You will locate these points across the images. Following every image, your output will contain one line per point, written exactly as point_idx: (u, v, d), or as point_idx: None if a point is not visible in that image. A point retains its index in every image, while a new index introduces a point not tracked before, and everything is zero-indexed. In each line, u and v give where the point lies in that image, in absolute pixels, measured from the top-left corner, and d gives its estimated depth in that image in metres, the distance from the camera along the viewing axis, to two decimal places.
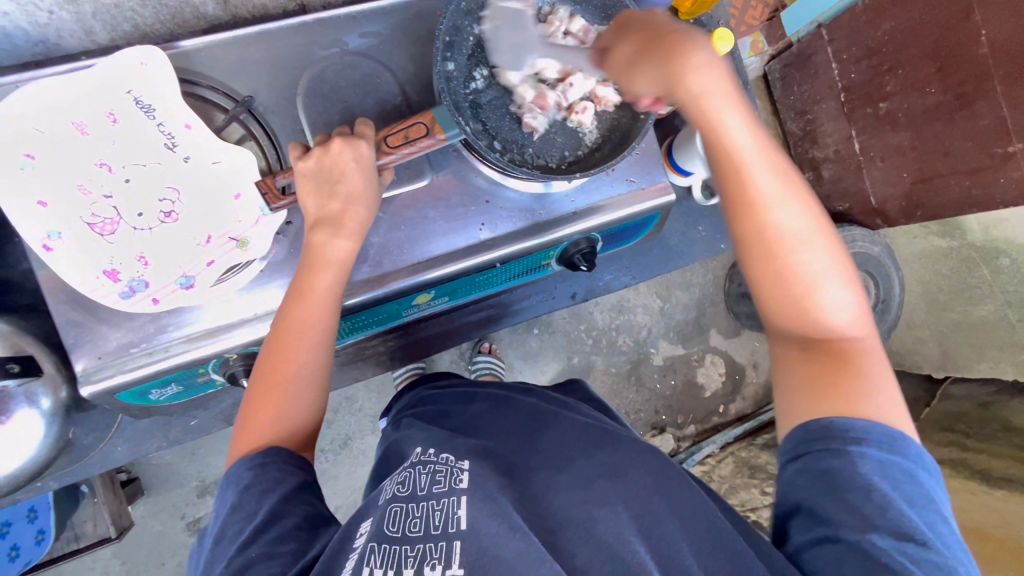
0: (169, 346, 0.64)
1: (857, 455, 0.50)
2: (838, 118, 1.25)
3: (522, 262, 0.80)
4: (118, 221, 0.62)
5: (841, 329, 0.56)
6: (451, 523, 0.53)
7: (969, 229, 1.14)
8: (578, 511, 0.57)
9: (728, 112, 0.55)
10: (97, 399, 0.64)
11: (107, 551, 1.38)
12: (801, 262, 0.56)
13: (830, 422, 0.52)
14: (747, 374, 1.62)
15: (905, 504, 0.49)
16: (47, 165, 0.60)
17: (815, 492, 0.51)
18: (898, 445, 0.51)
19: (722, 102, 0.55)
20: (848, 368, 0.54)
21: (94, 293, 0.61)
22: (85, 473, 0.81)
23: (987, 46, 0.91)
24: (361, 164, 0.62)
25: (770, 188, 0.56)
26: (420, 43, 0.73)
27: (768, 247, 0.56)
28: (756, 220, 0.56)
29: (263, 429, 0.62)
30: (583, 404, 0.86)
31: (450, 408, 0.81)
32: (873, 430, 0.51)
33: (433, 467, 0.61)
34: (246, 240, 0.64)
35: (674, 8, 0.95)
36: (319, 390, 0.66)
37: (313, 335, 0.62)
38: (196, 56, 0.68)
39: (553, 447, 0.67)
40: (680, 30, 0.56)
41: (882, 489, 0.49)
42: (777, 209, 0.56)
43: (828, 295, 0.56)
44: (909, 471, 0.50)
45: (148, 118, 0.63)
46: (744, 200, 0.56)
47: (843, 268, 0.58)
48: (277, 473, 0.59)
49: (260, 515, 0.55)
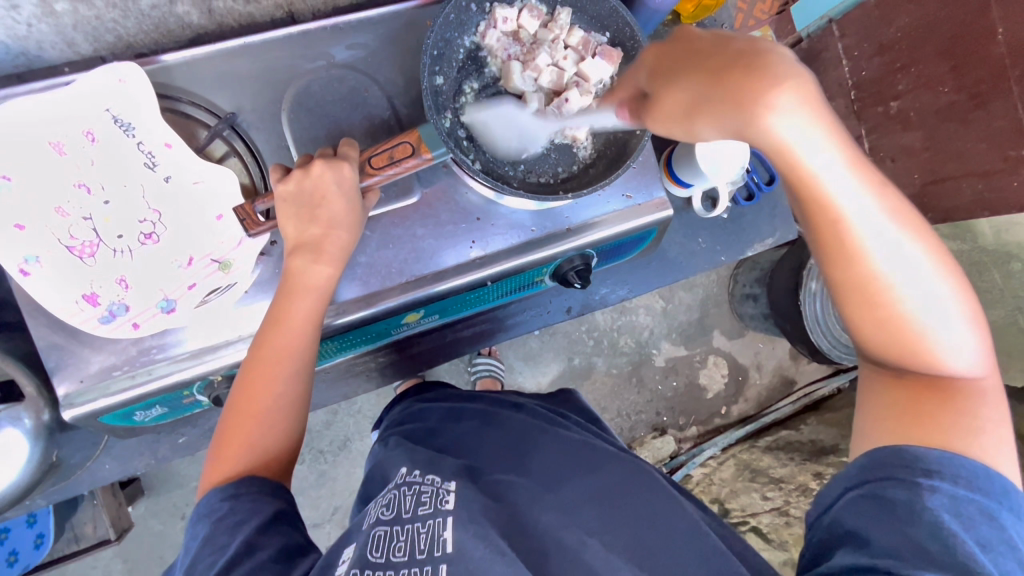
0: (151, 370, 0.62)
1: (926, 491, 0.47)
2: (846, 117, 1.21)
3: (514, 279, 0.78)
4: (97, 244, 0.61)
5: (944, 354, 0.50)
6: (436, 546, 0.53)
7: (982, 232, 1.10)
8: (570, 533, 0.56)
9: (816, 152, 0.44)
10: (80, 422, 0.63)
11: (109, 550, 1.39)
12: (908, 299, 0.49)
13: (903, 453, 0.49)
14: (751, 376, 1.59)
15: (977, 549, 0.46)
16: (23, 186, 0.59)
17: (871, 520, 0.48)
18: (982, 485, 0.47)
19: (812, 140, 0.43)
20: (943, 401, 0.50)
21: (73, 318, 0.60)
22: (73, 490, 0.81)
23: (1004, 46, 0.88)
24: (344, 187, 0.60)
25: (868, 223, 0.47)
26: (410, 54, 0.71)
27: (864, 286, 0.49)
28: (852, 261, 0.48)
29: (238, 459, 0.61)
30: (576, 419, 0.85)
31: (439, 426, 0.79)
32: (949, 468, 0.48)
33: (418, 489, 0.61)
34: (229, 263, 0.63)
35: (676, 11, 0.92)
36: (298, 417, 0.65)
37: (291, 364, 0.61)
38: (177, 71, 0.66)
39: (546, 467, 0.66)
40: (763, 59, 0.42)
41: (955, 532, 0.46)
42: (876, 249, 0.47)
43: (932, 314, 0.49)
44: (998, 514, 0.47)
45: (127, 137, 0.61)
46: (839, 242, 0.48)
47: (952, 296, 0.50)
48: (251, 503, 0.58)
49: (233, 547, 0.54)
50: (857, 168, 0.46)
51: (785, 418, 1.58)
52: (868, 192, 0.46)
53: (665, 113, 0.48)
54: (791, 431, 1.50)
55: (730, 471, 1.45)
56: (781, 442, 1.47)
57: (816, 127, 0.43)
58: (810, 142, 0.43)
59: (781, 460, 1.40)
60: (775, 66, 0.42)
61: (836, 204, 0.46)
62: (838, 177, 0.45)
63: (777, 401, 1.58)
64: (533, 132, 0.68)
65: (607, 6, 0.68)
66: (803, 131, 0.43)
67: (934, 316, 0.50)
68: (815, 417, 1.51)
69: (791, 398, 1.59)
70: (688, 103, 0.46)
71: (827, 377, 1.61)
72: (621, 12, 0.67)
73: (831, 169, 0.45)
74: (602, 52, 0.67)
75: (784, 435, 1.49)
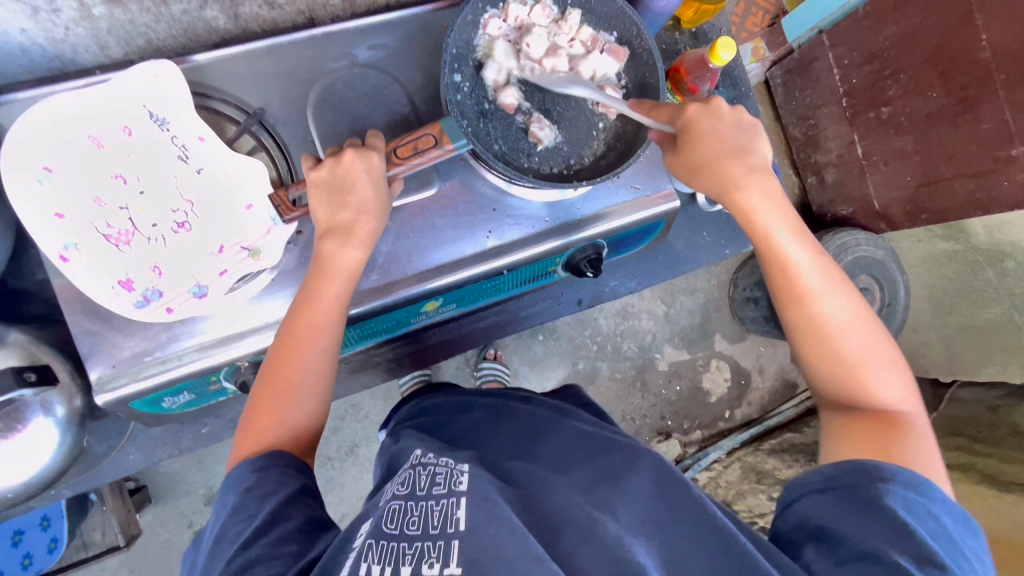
0: (181, 355, 0.64)
1: (884, 490, 0.53)
2: (839, 123, 1.26)
3: (528, 269, 0.80)
4: (132, 232, 0.63)
5: (884, 392, 0.61)
6: (450, 523, 0.53)
7: (973, 232, 1.15)
8: (580, 510, 0.56)
9: (776, 221, 0.64)
10: (111, 407, 0.65)
11: (116, 560, 1.39)
12: (853, 342, 0.63)
13: (864, 466, 0.55)
14: (753, 379, 1.61)
15: (929, 536, 0.51)
16: (64, 176, 0.62)
17: (836, 515, 0.53)
18: (920, 487, 0.54)
19: (768, 210, 0.64)
20: (881, 424, 0.59)
21: (109, 302, 0.62)
22: (95, 482, 0.84)
23: (989, 50, 0.92)
24: (373, 176, 0.63)
25: (823, 289, 0.63)
26: (427, 54, 0.74)
27: (816, 330, 0.63)
28: (807, 308, 0.63)
29: (266, 435, 0.63)
30: (580, 411, 0.85)
31: (449, 418, 0.81)
32: (900, 472, 0.54)
33: (433, 469, 0.62)
34: (258, 250, 0.65)
35: (676, 18, 0.97)
36: (326, 392, 0.67)
37: (321, 342, 0.64)
38: (208, 70, 0.69)
39: (555, 453, 0.67)
40: (736, 144, 0.64)
41: (903, 518, 0.52)
42: (826, 300, 0.63)
43: (869, 360, 0.62)
44: (932, 507, 0.53)
45: (162, 130, 0.64)
46: (791, 290, 0.63)
47: (885, 348, 0.63)
48: (278, 476, 0.60)
49: (261, 517, 0.56)
50: (804, 238, 0.64)
51: (789, 422, 1.59)
52: (816, 260, 0.64)
53: (680, 166, 0.66)
54: (794, 433, 1.52)
55: (737, 473, 1.48)
56: (785, 444, 1.49)
57: (774, 207, 0.64)
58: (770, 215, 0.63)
59: (786, 461, 1.42)
60: (745, 159, 0.64)
61: (794, 268, 0.63)
62: (794, 243, 0.63)
63: (780, 404, 1.59)
64: (541, 126, 0.71)
65: (615, 7, 0.71)
66: (767, 205, 0.64)
67: (874, 366, 0.62)
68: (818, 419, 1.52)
69: (793, 401, 1.60)
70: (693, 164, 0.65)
71: None
72: (628, 12, 0.71)
73: (786, 237, 0.64)
74: (609, 49, 0.72)
75: (788, 438, 1.50)
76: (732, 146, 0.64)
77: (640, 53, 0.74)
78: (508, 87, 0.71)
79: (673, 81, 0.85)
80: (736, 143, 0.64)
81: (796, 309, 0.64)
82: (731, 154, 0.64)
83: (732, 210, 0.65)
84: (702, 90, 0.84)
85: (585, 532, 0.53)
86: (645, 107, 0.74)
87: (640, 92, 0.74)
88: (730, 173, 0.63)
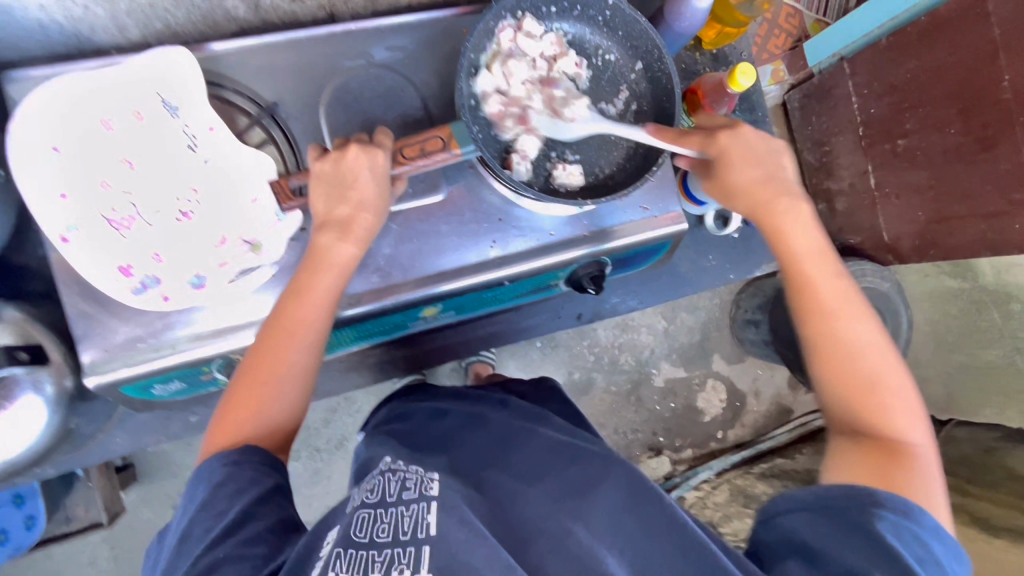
0: (175, 344, 0.64)
1: (877, 516, 0.52)
2: (854, 151, 1.25)
3: (530, 281, 0.80)
4: (136, 218, 0.63)
5: (892, 422, 0.61)
6: (420, 528, 0.52)
7: (982, 272, 1.16)
8: (551, 522, 0.55)
9: (813, 248, 0.66)
10: (101, 391, 0.65)
11: (97, 535, 1.38)
12: (866, 356, 0.63)
13: (857, 491, 0.54)
14: (749, 402, 1.60)
15: (916, 563, 0.50)
16: (71, 158, 0.62)
17: (834, 541, 0.52)
18: (916, 516, 0.53)
19: (803, 230, 0.66)
20: (889, 453, 0.58)
21: (107, 287, 0.61)
22: (83, 461, 0.84)
23: (1010, 91, 0.91)
24: (376, 173, 0.63)
25: (840, 306, 0.64)
26: (445, 59, 0.73)
27: (834, 346, 0.63)
28: (826, 325, 0.64)
29: (241, 425, 0.63)
30: (555, 418, 0.83)
31: (422, 425, 0.80)
32: (892, 497, 0.54)
33: (404, 476, 0.61)
34: (260, 244, 0.65)
35: (698, 37, 0.96)
36: (304, 388, 0.66)
37: (306, 336, 0.63)
38: (225, 60, 0.69)
39: (523, 462, 0.65)
40: (774, 171, 0.68)
41: (893, 546, 0.51)
42: (845, 321, 0.64)
43: (883, 382, 0.62)
44: (923, 536, 0.52)
45: (174, 118, 0.64)
46: (817, 311, 0.64)
47: (896, 375, 0.62)
48: (252, 472, 0.59)
49: (231, 514, 0.55)
50: (829, 259, 0.66)
51: (781, 447, 1.57)
52: (842, 282, 0.65)
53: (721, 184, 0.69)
54: (786, 460, 1.50)
55: (724, 495, 1.43)
56: (775, 469, 1.46)
57: (810, 226, 0.66)
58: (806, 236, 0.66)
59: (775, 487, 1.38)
60: (783, 183, 0.67)
61: (817, 282, 0.65)
62: (818, 268, 0.65)
63: (774, 428, 1.57)
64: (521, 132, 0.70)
65: (639, 28, 0.70)
66: (805, 223, 0.66)
67: (885, 387, 0.62)
68: (811, 448, 1.50)
69: (788, 426, 1.59)
70: (738, 183, 0.67)
71: None
72: (651, 35, 0.70)
73: (811, 261, 0.66)
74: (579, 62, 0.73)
75: (779, 464, 1.48)
76: (771, 172, 0.68)
77: (660, 77, 0.72)
78: (515, 95, 0.69)
79: (691, 103, 0.86)
80: (773, 169, 0.68)
81: (812, 322, 0.65)
82: (765, 181, 0.67)
83: (766, 231, 0.68)
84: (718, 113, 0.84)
85: (556, 540, 0.53)
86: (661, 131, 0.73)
87: (658, 115, 0.74)
88: (769, 197, 0.67)
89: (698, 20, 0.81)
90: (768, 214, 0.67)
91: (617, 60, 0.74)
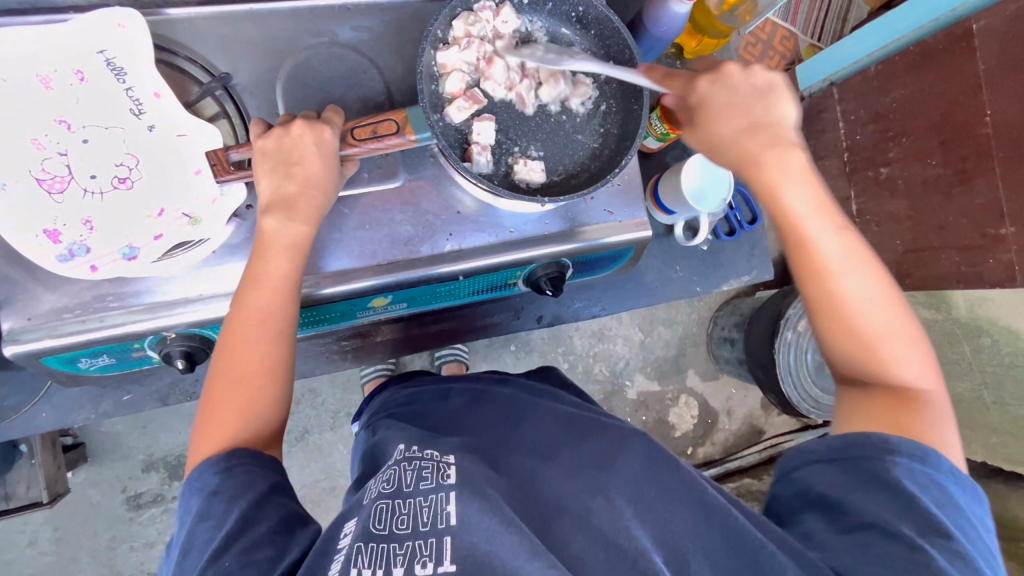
0: (103, 317, 0.61)
1: (891, 463, 0.54)
2: (838, 176, 1.25)
3: (487, 278, 0.78)
4: (68, 181, 0.60)
5: (903, 373, 0.59)
6: (440, 518, 0.51)
7: (955, 304, 1.17)
8: (574, 499, 0.55)
9: (803, 200, 0.60)
10: (21, 360, 0.62)
11: (40, 516, 1.33)
12: (870, 312, 0.60)
13: (871, 437, 0.56)
14: (721, 420, 1.59)
15: (936, 507, 0.53)
16: (3, 113, 0.59)
17: (850, 488, 0.55)
18: (931, 460, 0.55)
19: (793, 182, 0.60)
20: (901, 408, 0.58)
21: (31, 252, 0.58)
22: (7, 435, 0.80)
23: (990, 127, 0.91)
24: (322, 149, 0.61)
25: (839, 258, 0.60)
26: (412, 44, 0.72)
27: (836, 306, 0.61)
28: (825, 284, 0.61)
29: (227, 430, 0.61)
30: (564, 394, 0.84)
31: (428, 406, 0.78)
32: (908, 444, 0.55)
33: (419, 463, 0.59)
34: (198, 219, 0.62)
35: (679, 46, 0.95)
36: (282, 383, 0.64)
37: (271, 326, 0.62)
38: (179, 26, 0.66)
39: (536, 440, 0.66)
40: (759, 112, 0.61)
41: (910, 490, 0.53)
42: (846, 278, 0.60)
43: (892, 334, 0.60)
44: (940, 479, 0.54)
45: (118, 80, 0.61)
46: (814, 268, 0.61)
47: (901, 321, 0.61)
48: (246, 476, 0.57)
49: (230, 522, 0.53)
50: (823, 208, 0.61)
51: (750, 467, 1.56)
52: (840, 235, 0.61)
53: (709, 135, 0.63)
54: (754, 480, 1.49)
55: None
56: (743, 489, 1.46)
57: (798, 172, 0.61)
58: (798, 185, 0.60)
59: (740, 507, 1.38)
60: (769, 132, 0.61)
61: (811, 236, 0.61)
62: (812, 217, 0.60)
63: (744, 447, 1.56)
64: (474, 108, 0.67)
65: (612, 27, 0.69)
66: (793, 170, 0.61)
67: (895, 339, 0.60)
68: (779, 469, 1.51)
69: (757, 446, 1.58)
70: (726, 131, 0.62)
71: (796, 430, 1.61)
72: (623, 35, 0.68)
73: (806, 212, 0.60)
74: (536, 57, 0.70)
75: (746, 483, 1.48)
76: (758, 116, 0.61)
77: (631, 78, 0.71)
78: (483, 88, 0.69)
79: (663, 109, 0.83)
80: (758, 114, 0.61)
81: (811, 280, 0.61)
82: (748, 129, 0.61)
83: (754, 183, 0.62)
84: None
85: (576, 519, 0.54)
86: (627, 133, 0.72)
87: (623, 117, 0.73)
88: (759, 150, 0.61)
89: (675, 28, 0.80)
90: (755, 170, 0.61)
91: (589, 59, 0.73)
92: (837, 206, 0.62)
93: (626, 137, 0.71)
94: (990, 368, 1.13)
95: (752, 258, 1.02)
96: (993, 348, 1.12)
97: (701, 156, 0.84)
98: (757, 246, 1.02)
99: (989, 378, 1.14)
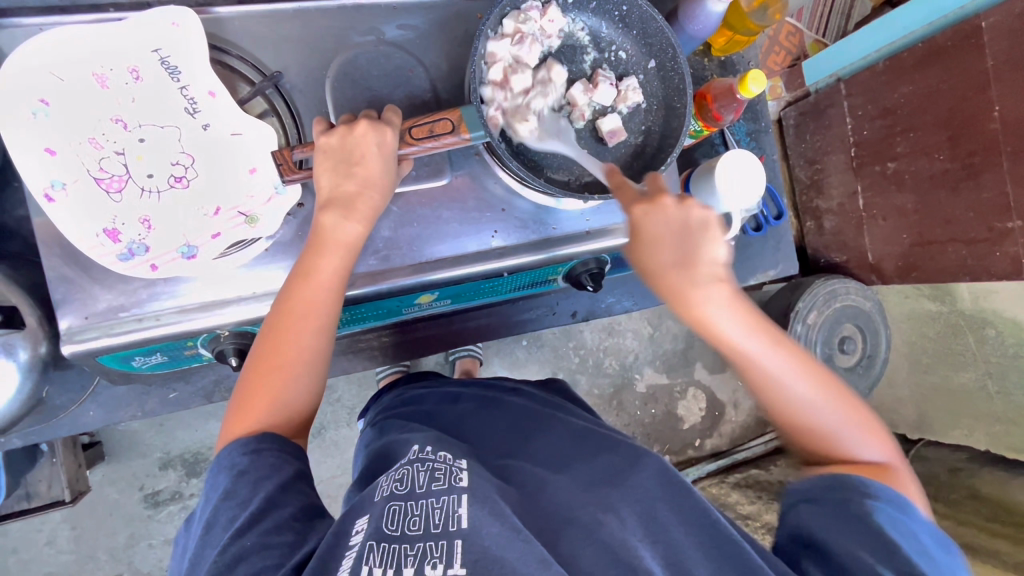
0: (159, 315, 0.62)
1: (872, 506, 0.55)
2: (845, 172, 1.23)
3: (529, 275, 0.79)
4: (126, 180, 0.60)
5: (862, 455, 0.61)
6: (451, 521, 0.51)
7: (960, 296, 1.20)
8: (584, 512, 0.54)
9: (739, 331, 0.57)
10: (77, 359, 0.62)
11: (58, 515, 1.33)
12: (822, 413, 0.61)
13: (848, 481, 0.58)
14: (727, 412, 1.62)
15: (916, 554, 0.53)
16: (61, 111, 0.59)
17: (840, 533, 0.54)
18: (909, 510, 0.56)
19: (724, 318, 0.56)
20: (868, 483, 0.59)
21: (94, 251, 0.59)
22: (50, 434, 0.80)
23: (999, 122, 0.93)
24: (383, 151, 0.61)
25: (788, 374, 0.59)
26: (456, 43, 0.72)
27: (790, 413, 0.61)
28: (775, 397, 0.60)
29: (258, 416, 0.61)
30: (571, 406, 0.85)
31: (435, 408, 0.78)
32: (882, 490, 0.56)
33: (432, 465, 0.58)
34: (256, 217, 0.63)
35: (707, 44, 0.97)
36: (317, 375, 0.64)
37: (314, 320, 0.62)
38: (229, 24, 0.66)
39: (547, 452, 0.65)
40: (692, 243, 0.56)
41: (893, 537, 0.53)
42: (795, 390, 0.60)
43: (848, 426, 0.61)
44: (917, 530, 0.55)
45: (172, 79, 0.61)
46: (765, 386, 0.60)
47: (855, 412, 0.62)
48: (273, 459, 0.57)
49: (255, 503, 0.53)
50: (759, 329, 0.58)
51: (756, 458, 1.60)
52: (781, 352, 0.59)
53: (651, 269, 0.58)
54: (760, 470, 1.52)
55: None
56: (750, 480, 1.48)
57: (729, 303, 0.56)
58: (730, 320, 0.56)
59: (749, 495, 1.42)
60: (699, 267, 0.56)
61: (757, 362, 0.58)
62: (753, 344, 0.58)
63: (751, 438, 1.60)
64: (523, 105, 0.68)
65: (655, 26, 0.69)
66: (724, 305, 0.56)
67: (851, 430, 0.61)
68: (784, 459, 1.54)
69: (764, 438, 1.61)
70: (666, 267, 0.56)
71: None
72: (667, 32, 0.69)
73: (743, 339, 0.57)
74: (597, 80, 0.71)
75: (754, 474, 1.50)
76: (687, 250, 0.56)
77: (673, 76, 0.72)
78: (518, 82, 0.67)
79: (698, 106, 0.85)
80: (688, 246, 0.56)
81: (769, 395, 0.61)
82: (678, 263, 0.56)
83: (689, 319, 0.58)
84: (725, 119, 0.84)
85: (589, 532, 0.52)
86: (669, 131, 0.74)
87: (665, 115, 0.74)
88: (690, 288, 0.56)
89: (712, 24, 0.81)
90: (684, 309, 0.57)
91: (632, 57, 0.74)
92: (769, 320, 0.59)
93: (669, 134, 0.73)
94: (994, 358, 1.17)
95: (778, 251, 1.04)
96: (997, 340, 1.16)
97: (739, 154, 0.84)
98: (783, 241, 1.03)
99: (993, 368, 1.17)
